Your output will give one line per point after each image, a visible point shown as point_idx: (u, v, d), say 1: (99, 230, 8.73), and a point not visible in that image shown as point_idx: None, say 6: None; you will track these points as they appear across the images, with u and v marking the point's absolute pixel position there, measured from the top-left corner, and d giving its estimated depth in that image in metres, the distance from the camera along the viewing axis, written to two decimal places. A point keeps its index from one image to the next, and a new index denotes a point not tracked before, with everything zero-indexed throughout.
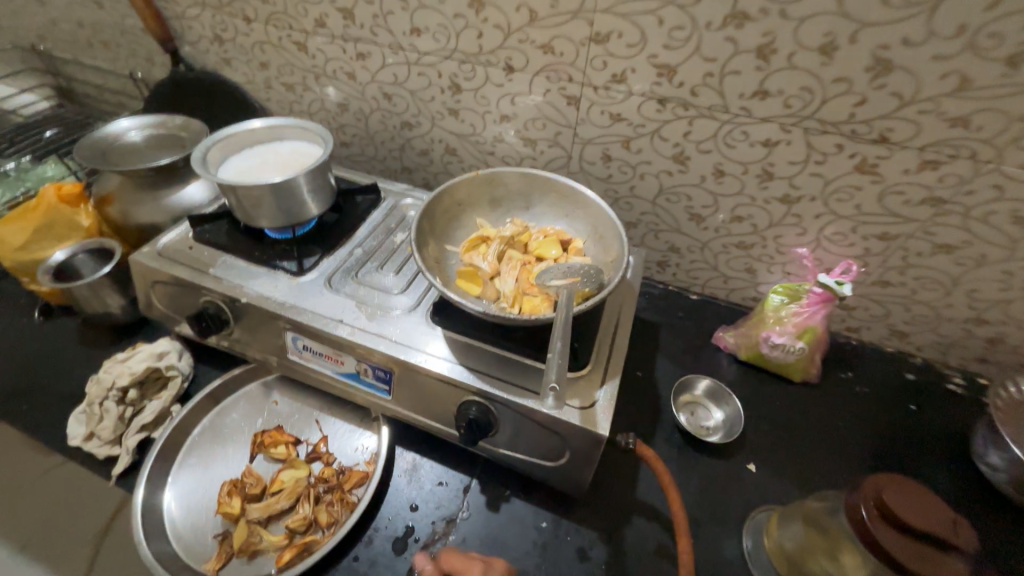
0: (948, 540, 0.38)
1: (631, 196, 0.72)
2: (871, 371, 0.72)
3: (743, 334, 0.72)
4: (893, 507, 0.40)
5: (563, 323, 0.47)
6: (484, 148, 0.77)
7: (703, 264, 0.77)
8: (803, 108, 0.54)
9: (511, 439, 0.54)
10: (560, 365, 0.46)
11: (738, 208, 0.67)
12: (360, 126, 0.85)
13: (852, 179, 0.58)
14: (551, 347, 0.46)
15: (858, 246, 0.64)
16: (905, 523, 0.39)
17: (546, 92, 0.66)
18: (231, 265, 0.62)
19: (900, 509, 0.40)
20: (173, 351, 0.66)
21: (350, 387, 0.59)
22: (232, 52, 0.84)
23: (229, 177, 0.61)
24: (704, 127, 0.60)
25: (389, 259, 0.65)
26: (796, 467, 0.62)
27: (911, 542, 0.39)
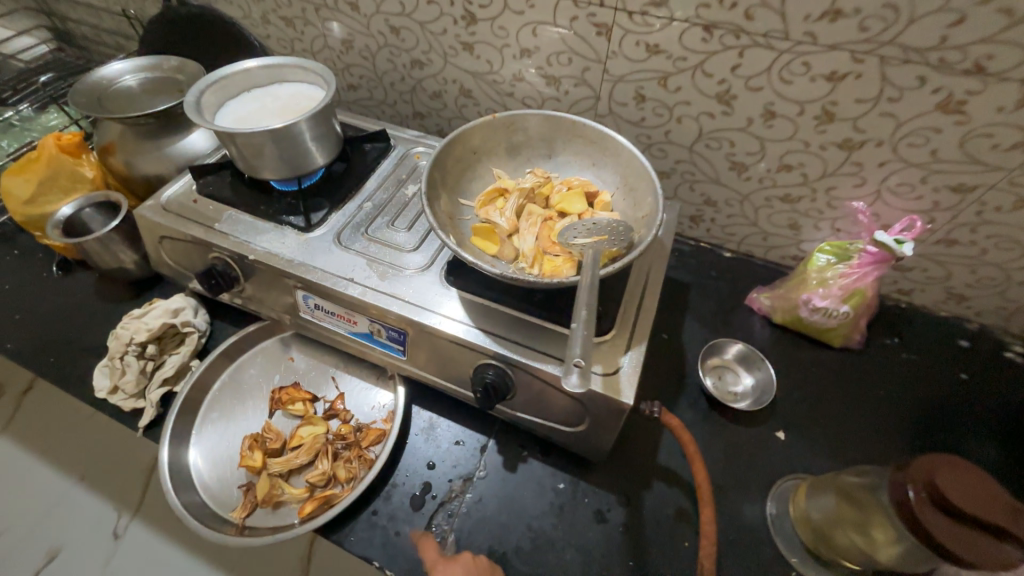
0: (1008, 529, 0.34)
1: (666, 143, 0.65)
2: (920, 337, 0.67)
3: (781, 296, 0.67)
4: (946, 491, 0.36)
5: (590, 287, 0.42)
6: (502, 89, 0.70)
7: (741, 219, 0.70)
8: (882, 32, 0.45)
9: (530, 404, 0.52)
10: (586, 338, 0.40)
11: (788, 155, 0.59)
12: (367, 66, 0.78)
13: (931, 120, 0.49)
14: (576, 315, 0.41)
15: (926, 199, 0.56)
16: (958, 508, 0.36)
17: (573, 20, 0.58)
18: (236, 220, 0.59)
19: (955, 495, 0.36)
20: (188, 307, 0.65)
21: (364, 348, 0.58)
22: None
23: (228, 124, 0.57)
24: (757, 59, 0.52)
25: (401, 214, 0.61)
26: (830, 436, 0.58)
27: (964, 528, 0.36)
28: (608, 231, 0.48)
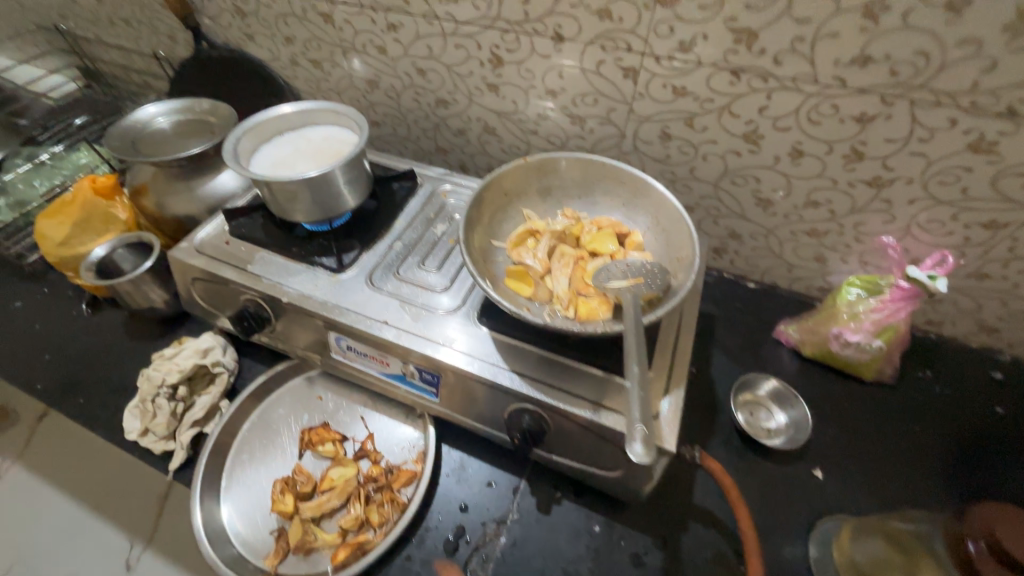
0: None
1: (690, 178, 0.65)
2: (954, 369, 0.66)
3: (810, 329, 0.66)
4: (1004, 541, 0.34)
5: (634, 336, 0.43)
6: (526, 127, 0.71)
7: (766, 251, 0.70)
8: (912, 77, 0.46)
9: (567, 448, 0.50)
10: (644, 399, 0.39)
11: (815, 192, 0.60)
12: (392, 104, 0.79)
13: (962, 160, 0.50)
14: (629, 372, 0.40)
15: (957, 234, 0.56)
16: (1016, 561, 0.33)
17: (599, 63, 0.59)
18: (269, 262, 0.60)
19: (1018, 548, 0.34)
20: (218, 346, 0.65)
21: (395, 389, 0.57)
22: (256, 27, 0.79)
23: (264, 169, 0.58)
24: (785, 100, 0.53)
25: (431, 253, 0.61)
26: (870, 474, 0.57)
27: None
28: (643, 274, 0.49)
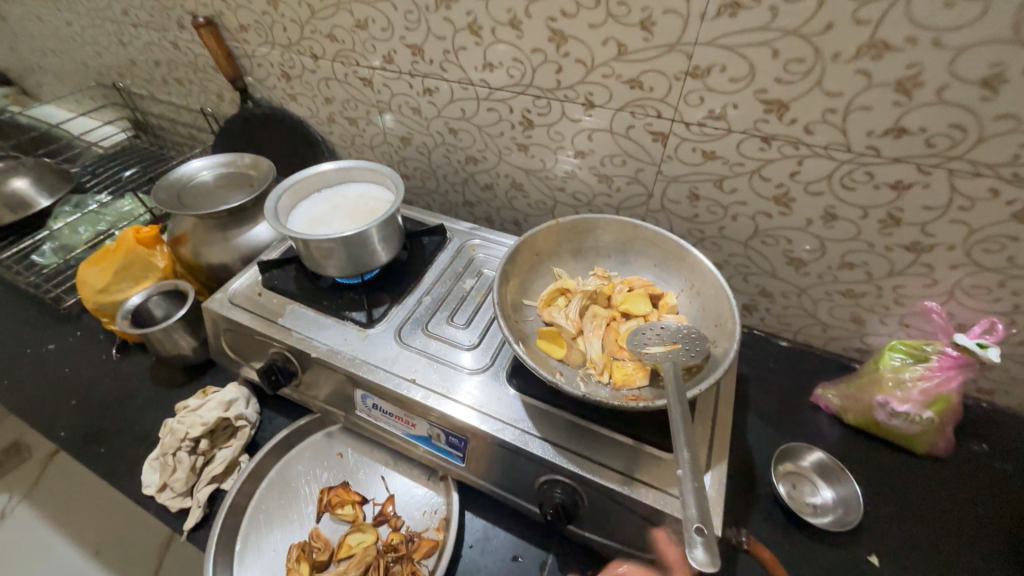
0: None
1: (719, 237, 0.65)
2: (1011, 442, 0.61)
3: (851, 394, 0.63)
4: None
5: (679, 410, 0.41)
6: (553, 184, 0.72)
7: (799, 310, 0.68)
8: (950, 148, 0.46)
9: (601, 524, 0.47)
10: (697, 491, 0.36)
11: (850, 254, 0.59)
12: (423, 160, 0.82)
13: (1006, 229, 0.49)
14: (680, 457, 0.38)
15: (1005, 301, 0.54)
16: None
17: (629, 128, 0.60)
18: (300, 315, 0.61)
19: None
20: (240, 399, 0.64)
21: (418, 450, 0.56)
22: (298, 89, 0.84)
23: (303, 226, 0.60)
24: (818, 167, 0.53)
25: (459, 308, 0.61)
26: (932, 562, 0.52)
27: None
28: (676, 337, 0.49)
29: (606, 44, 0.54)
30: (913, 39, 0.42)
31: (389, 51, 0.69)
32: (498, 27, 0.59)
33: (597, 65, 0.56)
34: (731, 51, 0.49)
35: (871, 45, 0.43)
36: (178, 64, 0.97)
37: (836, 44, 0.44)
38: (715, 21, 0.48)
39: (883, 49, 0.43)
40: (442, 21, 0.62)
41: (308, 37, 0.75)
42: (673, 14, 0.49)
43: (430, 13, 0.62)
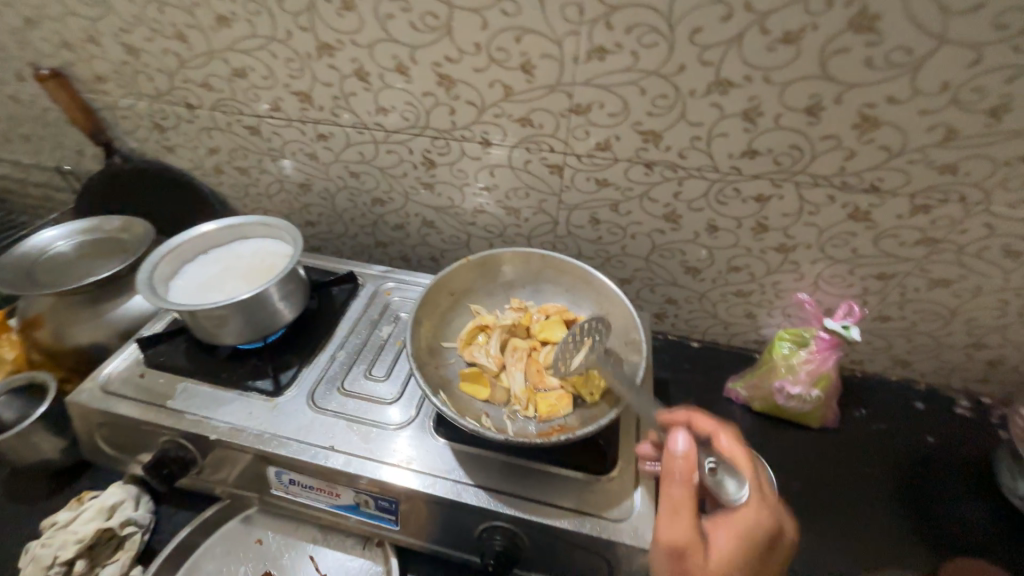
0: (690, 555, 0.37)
1: (623, 255, 0.70)
2: (883, 403, 0.71)
3: (755, 385, 0.69)
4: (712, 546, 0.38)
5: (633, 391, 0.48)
6: (463, 219, 0.73)
7: (702, 313, 0.74)
8: (793, 164, 0.54)
9: (544, 562, 0.47)
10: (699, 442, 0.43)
11: (734, 259, 0.65)
12: (326, 205, 0.79)
13: (846, 227, 0.57)
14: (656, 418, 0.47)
15: (857, 286, 0.63)
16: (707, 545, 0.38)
17: (527, 162, 0.63)
18: (194, 393, 0.54)
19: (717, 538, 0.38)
20: (128, 499, 0.55)
21: (347, 520, 0.52)
22: (175, 140, 0.77)
23: (189, 296, 0.55)
24: (695, 187, 0.59)
25: (378, 359, 0.58)
26: (839, 528, 0.58)
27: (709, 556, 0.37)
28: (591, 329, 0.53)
29: (493, 86, 0.56)
30: (748, 77, 0.48)
31: (274, 98, 0.66)
32: (386, 73, 0.59)
33: (488, 105, 0.58)
34: (605, 90, 0.53)
35: (718, 83, 0.50)
36: (22, 119, 0.84)
37: (691, 82, 0.50)
38: (587, 64, 0.52)
39: (727, 86, 0.50)
40: (327, 67, 0.60)
41: (180, 87, 0.69)
42: (550, 59, 0.52)
43: (313, 61, 0.60)
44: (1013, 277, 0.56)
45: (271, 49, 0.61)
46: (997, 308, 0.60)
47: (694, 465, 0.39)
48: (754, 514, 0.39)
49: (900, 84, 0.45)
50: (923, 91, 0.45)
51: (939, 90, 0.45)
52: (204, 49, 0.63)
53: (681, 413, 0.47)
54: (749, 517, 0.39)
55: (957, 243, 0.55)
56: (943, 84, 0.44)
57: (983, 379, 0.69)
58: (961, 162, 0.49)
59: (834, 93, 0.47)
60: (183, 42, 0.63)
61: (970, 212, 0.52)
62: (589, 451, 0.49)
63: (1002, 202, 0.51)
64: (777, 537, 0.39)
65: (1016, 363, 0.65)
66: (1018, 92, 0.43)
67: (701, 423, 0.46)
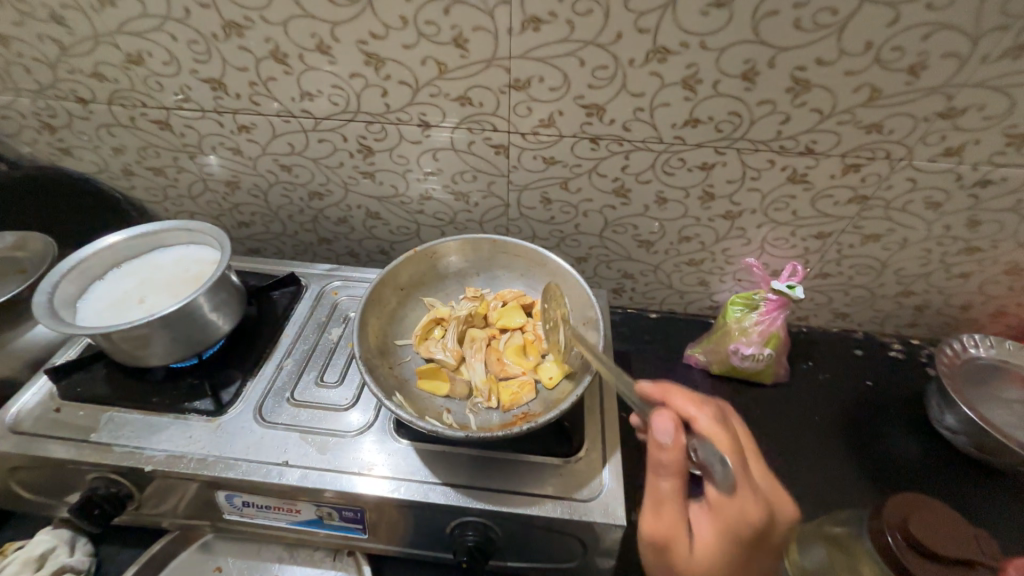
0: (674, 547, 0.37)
1: (577, 233, 0.69)
2: (827, 354, 0.75)
3: (712, 349, 0.71)
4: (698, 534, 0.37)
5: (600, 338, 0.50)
6: (410, 208, 0.69)
7: (658, 284, 0.75)
8: (733, 131, 0.54)
9: (520, 550, 0.47)
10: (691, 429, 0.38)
11: (684, 229, 0.66)
12: (258, 202, 0.72)
13: (786, 189, 0.59)
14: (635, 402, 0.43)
15: (799, 247, 0.66)
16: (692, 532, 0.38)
17: (470, 143, 0.60)
18: (122, 423, 0.49)
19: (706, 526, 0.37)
20: (60, 545, 0.49)
21: (312, 535, 0.49)
22: (70, 140, 0.67)
23: (104, 317, 0.49)
24: (641, 159, 0.58)
25: (329, 364, 0.55)
26: (794, 475, 0.61)
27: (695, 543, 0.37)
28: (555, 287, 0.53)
29: (426, 63, 0.53)
30: (685, 43, 0.48)
31: (181, 87, 0.59)
32: (306, 53, 0.54)
33: (422, 84, 0.54)
34: (544, 62, 0.51)
35: (656, 51, 0.48)
36: None
37: (629, 51, 0.49)
38: (522, 36, 0.49)
39: (665, 54, 0.49)
40: (238, 49, 0.54)
41: (66, 79, 0.60)
42: (483, 31, 0.49)
43: (221, 42, 0.54)
44: (934, 226, 0.60)
45: (168, 30, 0.54)
46: (921, 257, 0.64)
47: (672, 458, 0.37)
48: (740, 507, 0.36)
49: (828, 45, 0.46)
50: (850, 51, 0.46)
51: (864, 50, 0.46)
52: (87, 33, 0.55)
53: (659, 390, 0.42)
54: (734, 512, 0.36)
55: (885, 198, 0.58)
56: (867, 44, 0.45)
57: (912, 323, 0.75)
58: (885, 121, 0.51)
59: (767, 57, 0.47)
60: (61, 26, 0.55)
61: (896, 168, 0.55)
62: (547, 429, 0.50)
63: (924, 157, 0.53)
64: (770, 526, 0.36)
65: (939, 306, 0.71)
66: (934, 48, 0.45)
67: (681, 402, 0.41)
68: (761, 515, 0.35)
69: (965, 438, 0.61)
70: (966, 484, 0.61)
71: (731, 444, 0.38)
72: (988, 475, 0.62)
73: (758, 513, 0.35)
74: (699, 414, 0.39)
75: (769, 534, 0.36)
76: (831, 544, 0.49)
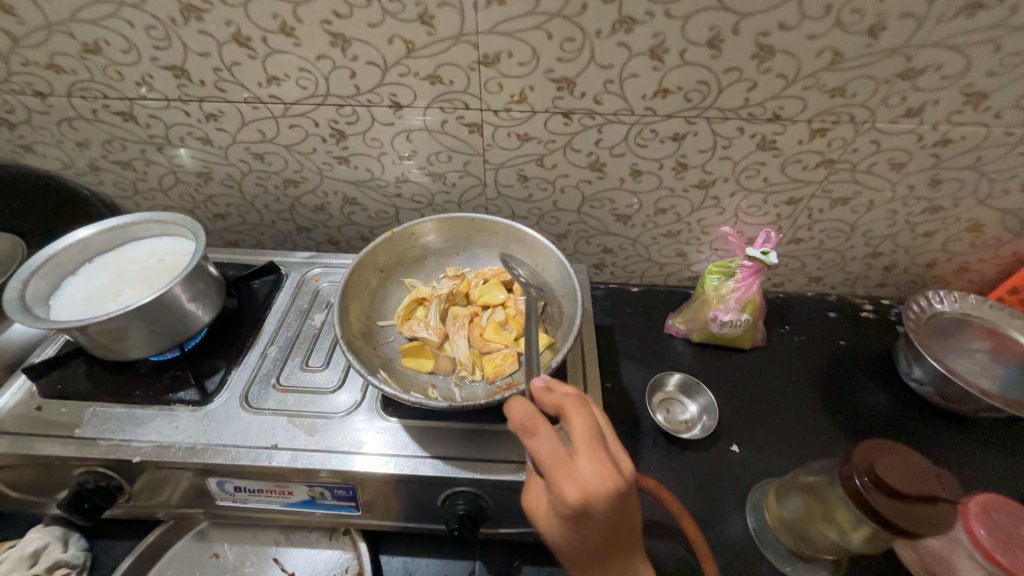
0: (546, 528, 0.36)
1: (556, 210, 0.70)
2: (802, 318, 0.78)
3: (691, 318, 0.73)
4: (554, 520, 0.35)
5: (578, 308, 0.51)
6: (388, 192, 0.69)
7: (638, 257, 0.77)
8: (703, 100, 0.55)
9: (511, 516, 0.48)
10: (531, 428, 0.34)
11: (660, 201, 0.67)
12: (233, 193, 0.71)
13: (756, 157, 0.60)
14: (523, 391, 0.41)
15: (771, 213, 0.67)
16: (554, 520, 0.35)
17: (443, 123, 0.60)
18: (106, 417, 0.49)
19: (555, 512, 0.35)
20: (53, 541, 0.49)
21: (308, 516, 0.50)
22: (30, 136, 0.65)
23: (78, 312, 0.49)
24: (614, 132, 0.59)
25: (314, 349, 0.56)
26: (772, 434, 0.64)
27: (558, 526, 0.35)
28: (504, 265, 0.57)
29: (393, 42, 0.52)
30: (650, 12, 0.48)
31: (143, 76, 0.58)
32: (269, 35, 0.52)
33: (391, 64, 0.54)
34: (511, 37, 0.51)
35: (622, 21, 0.49)
36: None
37: (595, 22, 0.49)
38: (488, 10, 0.49)
39: (631, 24, 0.49)
40: (198, 34, 0.53)
41: (20, 72, 0.58)
42: (448, 7, 0.49)
43: (180, 27, 0.52)
44: (899, 187, 0.62)
45: (124, 16, 0.52)
46: (888, 218, 0.66)
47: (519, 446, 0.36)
48: (555, 499, 0.32)
49: (789, 10, 0.47)
50: (811, 15, 0.47)
51: (824, 13, 0.46)
52: (38, 22, 0.53)
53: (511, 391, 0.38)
54: (556, 503, 0.33)
55: (851, 162, 0.60)
56: (827, 6, 0.46)
57: (882, 284, 0.78)
58: (848, 84, 0.52)
59: (731, 24, 0.48)
60: (11, 16, 0.53)
61: (860, 131, 0.56)
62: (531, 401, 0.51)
63: (886, 119, 0.55)
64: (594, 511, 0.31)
65: (906, 266, 0.74)
66: (892, 9, 0.46)
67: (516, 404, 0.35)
68: (572, 503, 0.31)
69: (931, 389, 0.64)
70: (932, 432, 0.64)
71: (546, 436, 0.33)
72: (954, 423, 0.65)
73: (568, 503, 0.31)
74: (520, 415, 0.34)
75: (601, 516, 0.32)
76: (807, 492, 0.51)
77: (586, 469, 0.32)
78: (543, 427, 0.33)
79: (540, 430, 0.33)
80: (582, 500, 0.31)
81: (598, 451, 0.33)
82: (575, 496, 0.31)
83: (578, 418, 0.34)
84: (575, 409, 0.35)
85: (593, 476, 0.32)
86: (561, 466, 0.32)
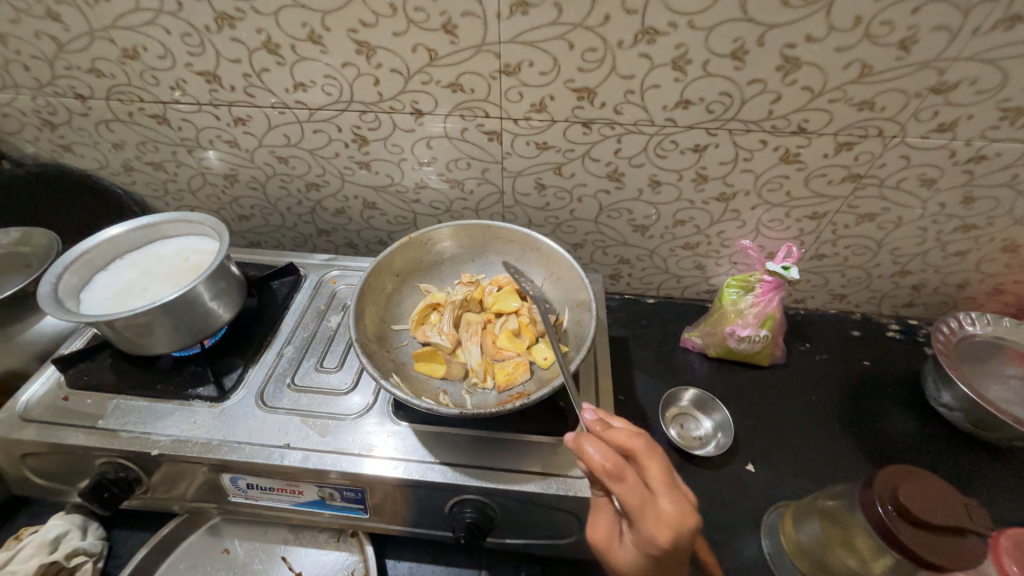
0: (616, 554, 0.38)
1: (573, 219, 0.69)
2: (823, 335, 0.76)
3: (708, 332, 0.72)
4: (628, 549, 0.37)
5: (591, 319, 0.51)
6: (407, 197, 0.70)
7: (655, 269, 0.76)
8: (725, 112, 0.54)
9: (519, 527, 0.48)
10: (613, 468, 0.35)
11: (679, 212, 0.66)
12: (257, 195, 0.73)
13: (779, 170, 0.59)
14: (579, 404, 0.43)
15: (794, 228, 0.66)
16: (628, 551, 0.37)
17: (463, 130, 0.60)
18: (128, 410, 0.50)
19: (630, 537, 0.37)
20: (72, 529, 0.51)
21: (317, 516, 0.50)
22: (70, 137, 0.68)
23: (105, 307, 0.51)
24: (633, 143, 0.58)
25: (329, 350, 0.57)
26: (789, 454, 0.62)
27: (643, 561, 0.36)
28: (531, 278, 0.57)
29: (416, 51, 0.53)
30: (673, 23, 0.48)
31: (177, 81, 0.60)
32: (298, 43, 0.54)
33: (413, 72, 0.55)
34: (533, 47, 0.51)
35: (644, 32, 0.48)
36: None
37: (618, 33, 0.49)
38: (511, 20, 0.49)
39: (654, 35, 0.49)
40: (230, 41, 0.55)
41: (63, 76, 0.61)
42: (471, 17, 0.50)
43: (214, 34, 0.54)
44: (929, 205, 0.60)
45: (162, 24, 0.54)
46: (917, 236, 0.64)
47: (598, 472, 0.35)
48: (642, 537, 0.34)
49: (816, 22, 0.46)
50: (839, 27, 0.46)
51: (853, 25, 0.46)
52: (83, 29, 0.56)
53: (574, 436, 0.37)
54: (643, 542, 0.35)
55: (879, 177, 0.58)
56: (856, 19, 0.45)
57: (909, 303, 0.75)
58: (878, 97, 0.50)
59: (756, 36, 0.47)
60: (58, 22, 0.55)
61: (889, 145, 0.55)
62: (542, 411, 0.51)
63: (917, 134, 0.53)
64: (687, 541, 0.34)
65: (936, 285, 0.71)
66: (923, 22, 0.45)
67: (590, 450, 0.36)
68: (663, 543, 0.33)
69: (961, 415, 0.61)
70: (961, 460, 0.61)
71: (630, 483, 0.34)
72: (985, 452, 0.62)
73: (659, 544, 0.33)
74: (601, 465, 0.35)
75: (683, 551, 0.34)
76: (825, 518, 0.49)
77: (668, 508, 0.34)
78: (624, 477, 0.35)
79: (626, 475, 0.35)
80: (674, 541, 0.33)
81: (676, 491, 0.35)
82: (665, 537, 0.33)
83: (654, 461, 0.35)
84: (648, 455, 0.35)
85: (674, 512, 0.33)
86: (645, 507, 0.34)
